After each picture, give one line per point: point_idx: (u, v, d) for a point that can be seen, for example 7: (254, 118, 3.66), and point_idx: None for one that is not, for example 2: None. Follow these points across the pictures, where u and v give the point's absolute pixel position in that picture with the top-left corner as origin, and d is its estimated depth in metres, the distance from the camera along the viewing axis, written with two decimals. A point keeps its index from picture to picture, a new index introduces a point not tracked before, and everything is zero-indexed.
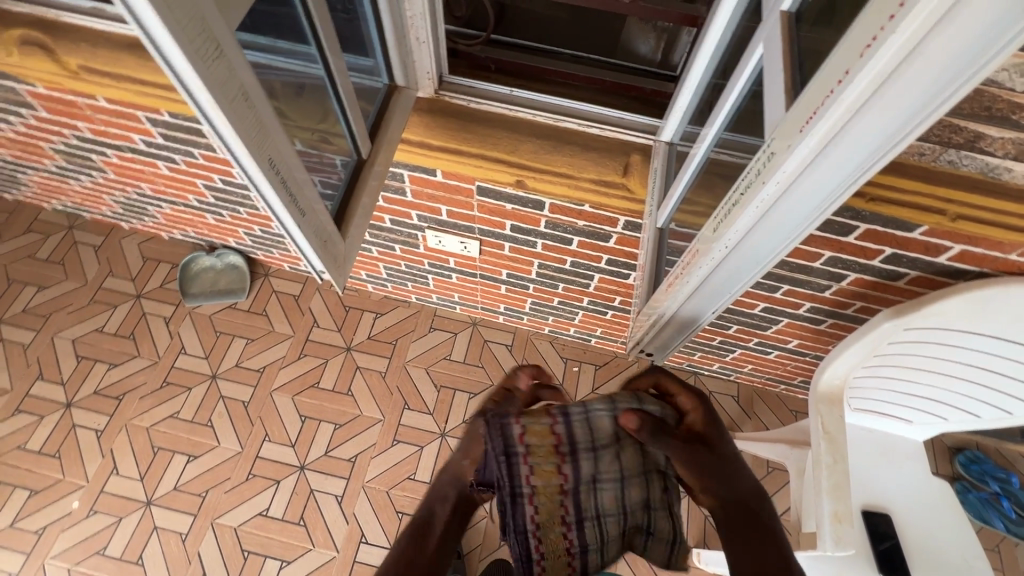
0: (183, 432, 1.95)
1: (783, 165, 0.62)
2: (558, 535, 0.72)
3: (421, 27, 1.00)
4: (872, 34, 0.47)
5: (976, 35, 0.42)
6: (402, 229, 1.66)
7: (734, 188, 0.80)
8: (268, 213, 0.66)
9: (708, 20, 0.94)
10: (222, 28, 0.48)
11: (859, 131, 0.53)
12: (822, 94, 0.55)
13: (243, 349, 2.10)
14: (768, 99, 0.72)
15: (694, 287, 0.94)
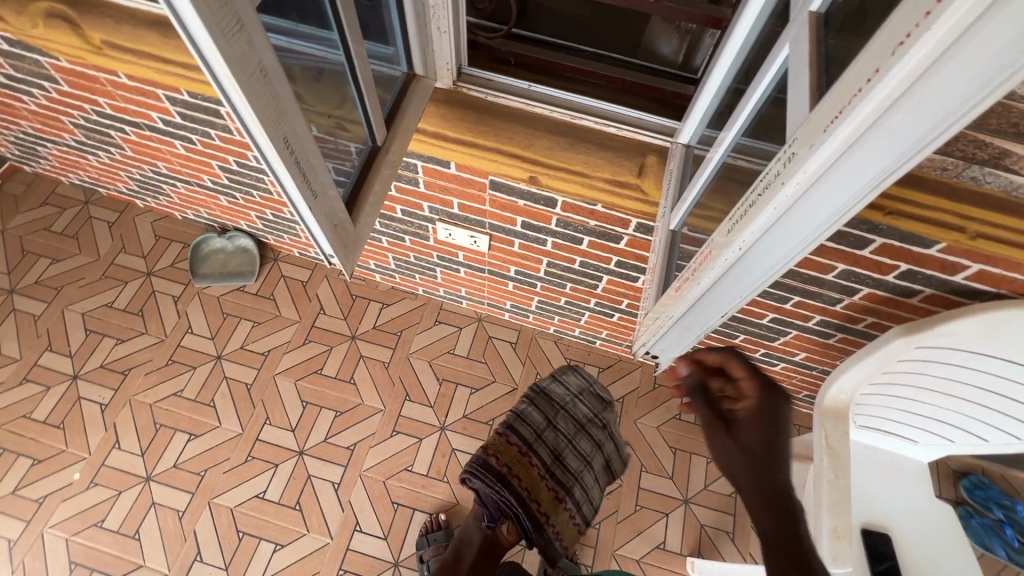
0: (185, 410, 1.96)
1: (804, 166, 0.61)
2: (534, 475, 1.60)
3: (443, 17, 1.01)
4: (906, 31, 0.46)
5: (1014, 39, 0.40)
6: (412, 220, 1.66)
7: (751, 190, 0.79)
8: (281, 193, 0.66)
9: (732, 20, 0.93)
10: (244, 3, 0.48)
11: (887, 133, 0.52)
12: (849, 94, 0.54)
13: (249, 331, 2.11)
14: (792, 103, 0.71)
15: (704, 289, 0.93)
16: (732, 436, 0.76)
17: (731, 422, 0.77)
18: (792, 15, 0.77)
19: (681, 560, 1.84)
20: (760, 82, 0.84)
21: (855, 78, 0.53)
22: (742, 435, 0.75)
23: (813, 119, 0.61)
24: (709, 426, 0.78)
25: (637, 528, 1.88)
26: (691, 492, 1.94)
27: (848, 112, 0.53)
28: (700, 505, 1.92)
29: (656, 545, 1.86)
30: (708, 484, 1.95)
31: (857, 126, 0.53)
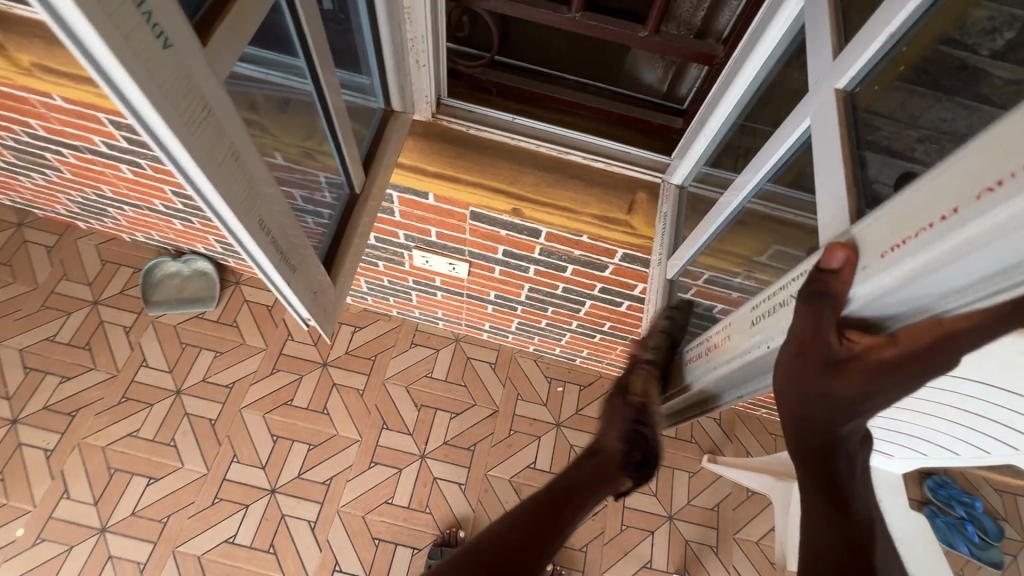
0: (143, 452, 1.82)
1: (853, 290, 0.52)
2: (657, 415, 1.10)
3: (423, 50, 0.93)
4: (996, 179, 0.39)
5: None
6: (387, 247, 1.58)
7: (783, 280, 0.66)
8: (262, 275, 0.59)
9: (737, 59, 0.90)
10: (211, 83, 0.41)
11: (957, 278, 0.45)
12: (908, 222, 0.47)
13: (211, 362, 1.98)
14: (822, 166, 0.67)
15: (721, 379, 0.80)
16: (822, 390, 0.57)
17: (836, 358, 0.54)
18: (810, 82, 0.73)
19: None
20: (773, 140, 0.80)
21: (923, 208, 0.46)
22: (837, 378, 0.55)
23: (870, 230, 0.52)
24: (793, 363, 0.59)
25: (623, 549, 1.87)
26: (674, 508, 1.95)
27: (916, 244, 0.46)
28: (683, 521, 1.93)
29: (643, 564, 1.86)
30: (691, 499, 1.96)
31: (926, 265, 0.45)
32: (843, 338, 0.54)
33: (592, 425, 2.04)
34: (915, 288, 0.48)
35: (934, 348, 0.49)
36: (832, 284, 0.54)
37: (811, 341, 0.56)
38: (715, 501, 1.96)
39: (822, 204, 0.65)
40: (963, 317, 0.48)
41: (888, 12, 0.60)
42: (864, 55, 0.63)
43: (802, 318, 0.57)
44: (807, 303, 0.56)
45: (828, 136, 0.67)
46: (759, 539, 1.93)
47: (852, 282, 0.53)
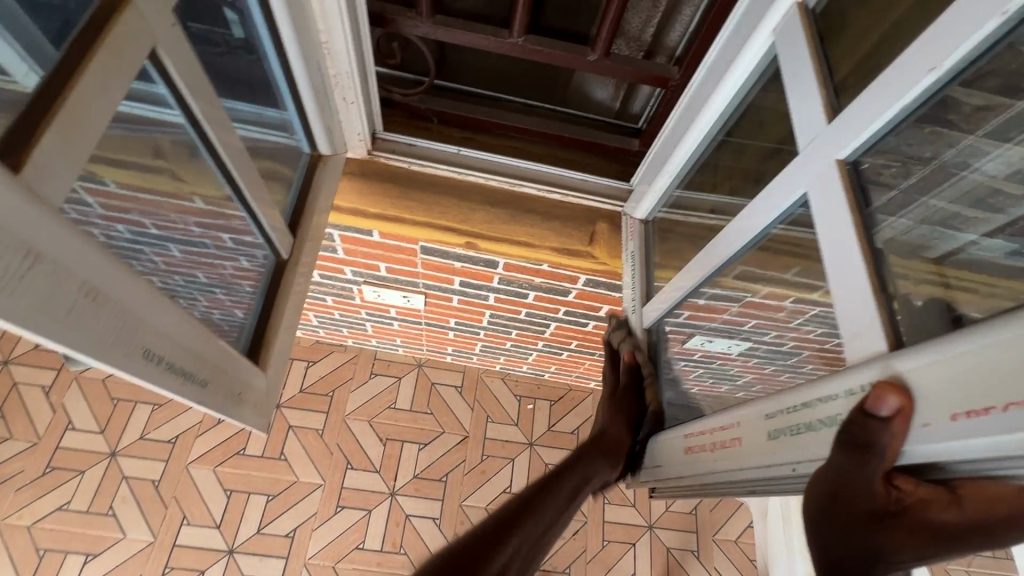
0: (76, 526, 1.64)
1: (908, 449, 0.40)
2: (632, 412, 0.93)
3: (349, 87, 0.82)
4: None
5: None
6: (333, 283, 1.46)
7: (816, 389, 0.49)
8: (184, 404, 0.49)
9: (707, 86, 0.80)
10: (37, 218, 0.31)
11: None
12: (980, 385, 0.36)
13: (149, 417, 1.80)
14: (824, 215, 0.56)
15: (716, 485, 0.66)
16: (869, 548, 0.44)
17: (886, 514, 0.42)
18: (800, 145, 0.61)
19: None
20: (758, 201, 0.68)
21: (1007, 370, 0.34)
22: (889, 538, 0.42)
23: (927, 372, 0.39)
24: (822, 510, 0.46)
25: (606, 565, 1.84)
26: (654, 516, 1.94)
27: (993, 422, 0.34)
28: (663, 528, 1.92)
29: None
30: (669, 505, 1.96)
31: (1012, 447, 0.34)
32: (890, 487, 0.42)
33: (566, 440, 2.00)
34: (996, 459, 0.35)
35: (1008, 522, 0.38)
36: (880, 433, 0.41)
37: (849, 488, 0.43)
38: (692, 504, 1.97)
39: (839, 316, 0.52)
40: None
41: (901, 78, 0.49)
42: (870, 123, 0.52)
43: (837, 460, 0.44)
44: (843, 446, 0.43)
45: (830, 213, 0.55)
46: (738, 537, 1.94)
47: (906, 435, 0.40)
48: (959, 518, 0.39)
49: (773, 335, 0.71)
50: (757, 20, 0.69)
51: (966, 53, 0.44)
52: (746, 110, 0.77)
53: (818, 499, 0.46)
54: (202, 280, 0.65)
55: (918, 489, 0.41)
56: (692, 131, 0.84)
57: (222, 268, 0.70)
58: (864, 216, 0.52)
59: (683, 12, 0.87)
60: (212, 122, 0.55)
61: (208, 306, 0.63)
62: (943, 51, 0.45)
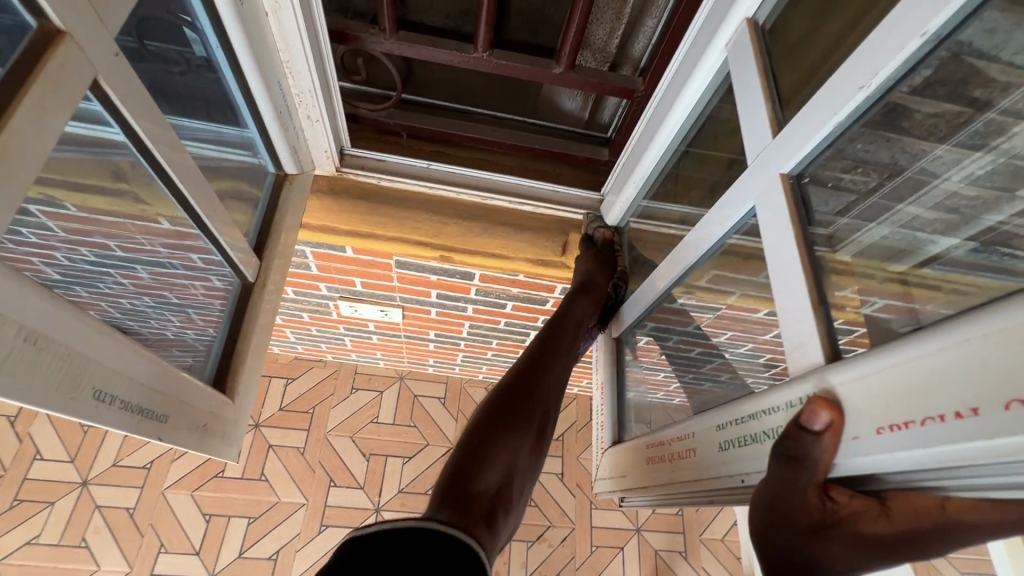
0: (47, 560, 1.58)
1: (841, 463, 0.41)
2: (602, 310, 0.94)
3: (313, 105, 0.81)
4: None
5: None
6: (309, 300, 1.44)
7: (760, 404, 0.51)
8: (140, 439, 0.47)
9: (668, 99, 0.81)
10: None
11: (972, 480, 0.34)
12: (908, 398, 0.36)
13: (122, 442, 1.75)
14: (768, 228, 0.59)
15: (676, 496, 0.67)
16: (809, 563, 0.43)
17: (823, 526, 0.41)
18: (748, 159, 0.64)
19: None
20: (712, 212, 0.70)
21: (933, 382, 0.35)
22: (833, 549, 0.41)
23: (860, 386, 0.40)
24: (761, 524, 0.46)
25: (596, 571, 1.84)
26: (641, 519, 1.95)
27: (920, 435, 0.35)
28: (650, 530, 1.94)
29: None
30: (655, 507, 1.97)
31: (939, 459, 0.34)
32: (826, 498, 0.42)
33: (551, 446, 2.01)
34: (925, 471, 0.36)
35: (936, 534, 0.38)
36: (812, 446, 0.41)
37: (786, 501, 0.43)
38: None
39: (783, 327, 0.54)
40: (971, 506, 0.38)
41: (834, 99, 0.52)
42: (811, 140, 0.54)
43: (774, 474, 0.44)
44: (779, 460, 0.44)
45: (776, 227, 0.57)
46: (725, 536, 1.95)
47: (837, 449, 0.41)
48: (887, 526, 0.39)
49: (746, 347, 0.67)
50: (712, 34, 0.70)
51: (890, 72, 0.47)
52: (705, 120, 0.79)
53: (757, 514, 0.46)
54: (173, 301, 0.68)
55: (849, 499, 0.41)
56: (654, 142, 0.86)
57: (193, 288, 0.70)
58: (805, 230, 0.55)
59: (645, 23, 0.88)
60: (163, 147, 0.54)
61: (180, 326, 0.68)
62: (878, 72, 0.47)
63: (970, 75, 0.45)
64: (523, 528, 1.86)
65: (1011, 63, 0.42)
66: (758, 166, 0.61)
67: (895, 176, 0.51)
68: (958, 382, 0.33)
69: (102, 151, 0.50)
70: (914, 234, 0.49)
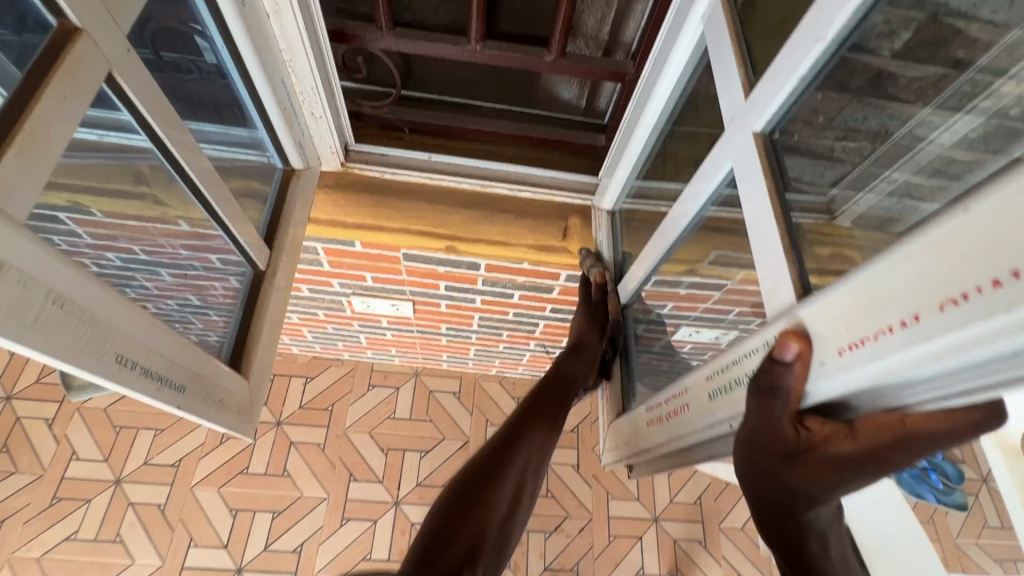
0: (85, 554, 1.65)
1: (811, 388, 0.42)
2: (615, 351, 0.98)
3: (316, 102, 0.85)
4: (980, 278, 0.30)
5: None
6: (323, 297, 1.49)
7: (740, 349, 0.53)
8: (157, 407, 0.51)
9: (650, 75, 0.84)
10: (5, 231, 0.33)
11: (929, 383, 0.36)
12: (862, 317, 0.38)
13: (152, 442, 1.82)
14: (745, 185, 0.62)
15: (673, 451, 0.69)
16: (784, 487, 0.45)
17: (798, 455, 0.43)
18: (725, 120, 0.67)
19: None
20: (696, 177, 0.74)
21: (884, 297, 0.36)
22: (806, 476, 0.43)
23: (822, 315, 0.42)
24: (741, 459, 0.48)
25: (614, 561, 1.84)
26: (658, 509, 1.95)
27: (872, 349, 0.36)
28: (668, 520, 1.93)
29: (636, 573, 1.83)
30: (673, 497, 1.96)
31: (894, 369, 0.35)
32: (801, 427, 0.44)
33: (566, 439, 2.02)
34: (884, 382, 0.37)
35: (899, 448, 0.39)
36: (784, 377, 0.43)
37: (764, 434, 0.45)
38: (696, 494, 1.98)
39: (760, 273, 0.58)
40: (928, 418, 0.38)
41: (796, 53, 0.55)
42: (778, 95, 0.58)
43: (753, 410, 0.46)
44: (756, 394, 0.45)
45: (750, 180, 0.62)
46: (744, 525, 1.94)
47: (806, 378, 0.42)
48: (849, 443, 0.40)
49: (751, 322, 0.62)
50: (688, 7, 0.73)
51: (844, 22, 0.50)
52: (688, 95, 0.81)
53: (736, 449, 0.48)
54: (195, 301, 0.70)
55: (818, 423, 0.43)
56: (643, 120, 0.89)
57: (213, 289, 0.74)
58: (778, 181, 0.59)
59: (636, 8, 0.90)
60: (176, 141, 0.57)
61: (202, 328, 0.69)
62: (831, 23, 0.50)
63: (950, 34, 0.45)
64: (539, 519, 1.88)
65: (990, 20, 0.42)
66: (735, 126, 0.65)
67: (888, 144, 0.50)
68: (903, 294, 0.35)
69: (119, 150, 0.54)
70: (911, 202, 0.45)
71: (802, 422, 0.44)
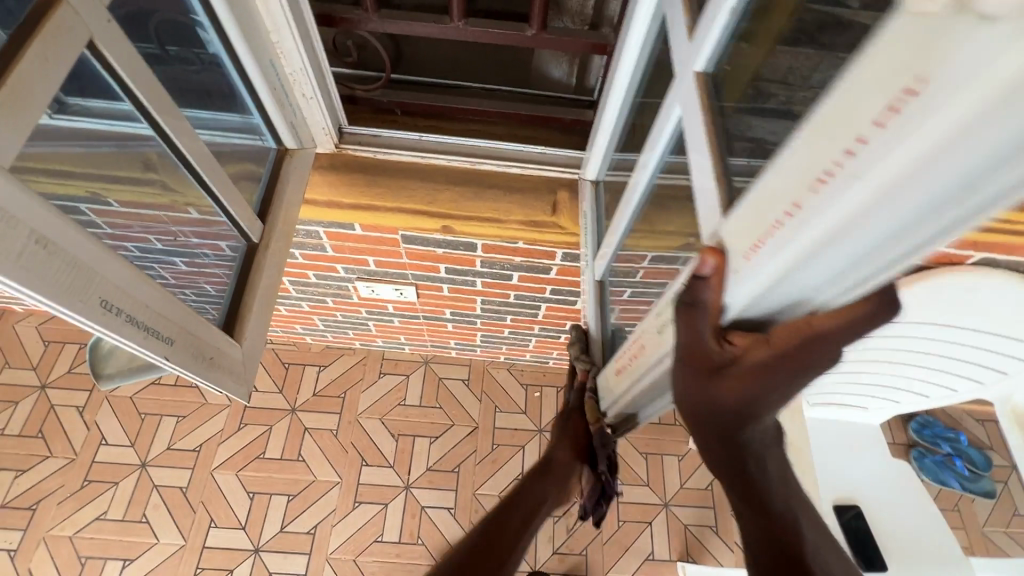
0: (114, 534, 1.74)
1: (729, 297, 0.45)
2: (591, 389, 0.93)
3: (306, 83, 0.88)
4: (840, 153, 0.33)
5: (943, 188, 0.29)
6: (329, 283, 1.53)
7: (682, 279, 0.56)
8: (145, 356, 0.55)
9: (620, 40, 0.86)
10: None
11: (825, 271, 0.39)
12: (762, 220, 0.41)
13: (174, 428, 1.90)
14: (690, 128, 0.64)
15: (641, 392, 0.71)
16: (712, 398, 0.50)
17: (722, 368, 0.47)
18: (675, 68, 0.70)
19: (671, 566, 1.81)
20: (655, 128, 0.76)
21: (777, 197, 0.39)
22: (729, 387, 0.48)
23: (735, 228, 0.45)
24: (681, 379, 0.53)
25: (624, 545, 1.84)
26: (668, 495, 1.94)
27: (771, 245, 0.40)
28: (679, 506, 1.91)
29: (645, 557, 1.83)
30: (684, 483, 1.95)
31: (789, 259, 0.39)
32: (725, 342, 0.47)
33: None
34: (787, 278, 0.40)
35: (805, 347, 0.43)
36: (704, 292, 0.47)
37: (693, 351, 0.49)
38: (707, 480, 1.96)
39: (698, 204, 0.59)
40: (830, 316, 0.41)
41: None
42: (713, 32, 0.61)
43: (683, 331, 0.50)
44: (685, 314, 0.49)
45: (693, 121, 0.64)
46: None
47: (725, 290, 0.45)
48: (762, 352, 0.45)
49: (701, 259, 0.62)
50: None
51: None
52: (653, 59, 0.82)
53: (677, 371, 0.53)
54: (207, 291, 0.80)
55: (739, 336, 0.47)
56: (613, 84, 0.89)
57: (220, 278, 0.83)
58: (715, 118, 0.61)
59: None
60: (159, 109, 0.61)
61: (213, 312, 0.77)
62: None
63: None
64: None
65: None
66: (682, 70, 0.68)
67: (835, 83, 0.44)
68: (789, 189, 0.38)
69: (104, 117, 0.60)
70: None
71: (726, 338, 0.47)
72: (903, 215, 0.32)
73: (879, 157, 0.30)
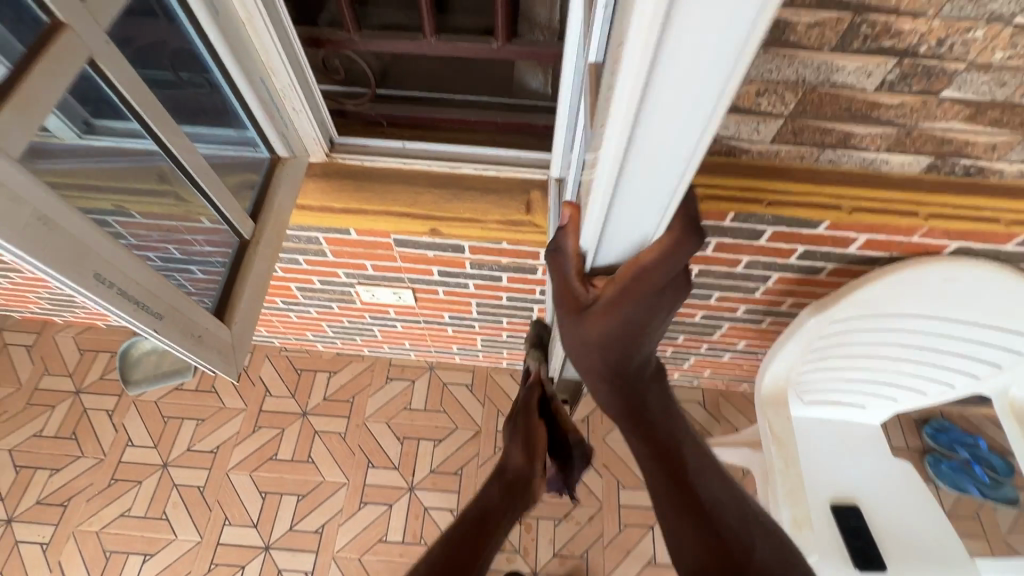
0: (136, 530, 1.84)
1: (607, 182, 0.59)
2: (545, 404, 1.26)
3: (294, 97, 0.97)
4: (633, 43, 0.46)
5: (695, 50, 0.43)
6: (333, 288, 1.63)
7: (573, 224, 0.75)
8: (135, 327, 0.63)
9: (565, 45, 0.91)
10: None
11: (659, 141, 0.52)
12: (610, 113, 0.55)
13: (194, 431, 2.01)
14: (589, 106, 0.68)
15: None
16: (589, 334, 0.70)
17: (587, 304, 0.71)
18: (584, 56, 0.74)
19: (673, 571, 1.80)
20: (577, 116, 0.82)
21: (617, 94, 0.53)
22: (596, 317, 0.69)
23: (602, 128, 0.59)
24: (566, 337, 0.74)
25: (625, 549, 1.84)
26: None
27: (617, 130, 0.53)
28: None
29: (647, 562, 1.82)
30: None
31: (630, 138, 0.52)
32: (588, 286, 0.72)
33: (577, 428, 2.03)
34: (634, 153, 0.54)
35: (635, 276, 0.66)
36: (567, 244, 0.73)
37: (569, 296, 0.73)
38: None
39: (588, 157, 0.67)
40: (646, 253, 0.66)
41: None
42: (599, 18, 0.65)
43: (563, 284, 0.74)
44: (562, 272, 0.74)
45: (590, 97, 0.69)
46: None
47: (578, 236, 0.72)
48: (604, 297, 0.68)
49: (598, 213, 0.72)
50: None
51: None
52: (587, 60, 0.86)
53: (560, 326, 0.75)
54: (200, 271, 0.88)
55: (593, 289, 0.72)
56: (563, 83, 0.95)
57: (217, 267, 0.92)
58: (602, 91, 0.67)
59: None
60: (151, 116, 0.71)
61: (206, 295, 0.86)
62: None
63: None
64: (548, 506, 1.90)
65: None
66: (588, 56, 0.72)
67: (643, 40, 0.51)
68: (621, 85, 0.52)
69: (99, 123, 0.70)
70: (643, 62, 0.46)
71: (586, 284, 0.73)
72: (660, 130, 0.51)
73: (643, 49, 0.44)
